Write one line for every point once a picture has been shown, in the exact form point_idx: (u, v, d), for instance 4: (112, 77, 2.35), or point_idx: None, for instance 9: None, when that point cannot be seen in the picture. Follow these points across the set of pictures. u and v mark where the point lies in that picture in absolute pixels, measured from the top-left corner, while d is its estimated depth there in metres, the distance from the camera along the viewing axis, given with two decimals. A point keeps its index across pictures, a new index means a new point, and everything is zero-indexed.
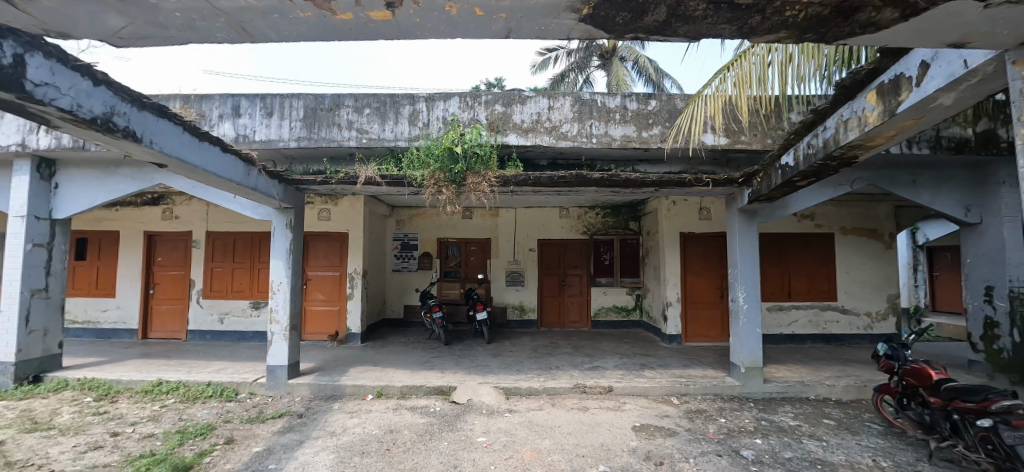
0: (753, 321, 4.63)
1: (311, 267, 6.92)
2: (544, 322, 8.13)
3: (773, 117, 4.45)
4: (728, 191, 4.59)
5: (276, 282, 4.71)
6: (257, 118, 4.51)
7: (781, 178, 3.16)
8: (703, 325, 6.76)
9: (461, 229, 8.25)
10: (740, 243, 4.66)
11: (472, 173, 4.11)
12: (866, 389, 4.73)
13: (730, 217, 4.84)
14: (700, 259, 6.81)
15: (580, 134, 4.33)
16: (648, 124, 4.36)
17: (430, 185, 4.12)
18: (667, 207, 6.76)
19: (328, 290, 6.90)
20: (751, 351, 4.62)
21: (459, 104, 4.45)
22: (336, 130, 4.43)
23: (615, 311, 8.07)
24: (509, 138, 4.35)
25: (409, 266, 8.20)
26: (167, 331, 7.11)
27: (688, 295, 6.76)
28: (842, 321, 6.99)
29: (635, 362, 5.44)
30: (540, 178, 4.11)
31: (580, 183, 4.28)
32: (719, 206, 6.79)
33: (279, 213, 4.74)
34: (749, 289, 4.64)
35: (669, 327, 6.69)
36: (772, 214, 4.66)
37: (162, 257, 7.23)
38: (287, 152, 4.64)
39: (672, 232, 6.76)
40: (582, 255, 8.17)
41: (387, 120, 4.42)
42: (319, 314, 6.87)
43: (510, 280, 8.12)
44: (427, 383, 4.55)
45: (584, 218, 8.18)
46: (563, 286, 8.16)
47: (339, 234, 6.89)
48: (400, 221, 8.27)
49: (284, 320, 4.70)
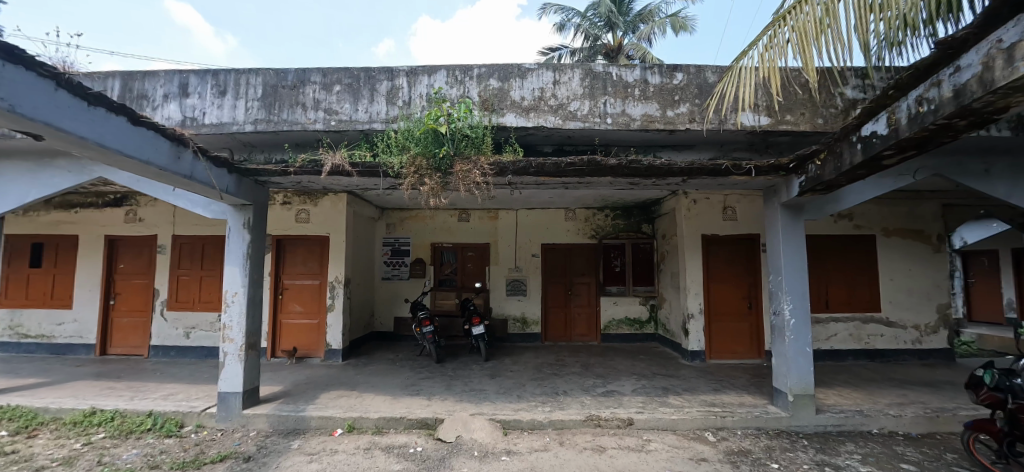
0: (803, 339, 3.84)
1: (288, 275, 6.19)
2: (548, 336, 7.33)
3: (822, 94, 3.74)
4: (770, 182, 3.82)
5: (231, 292, 3.96)
6: (208, 97, 3.82)
7: (862, 154, 2.39)
8: (729, 340, 5.95)
9: (457, 233, 7.51)
10: (784, 244, 3.89)
11: (461, 158, 3.37)
12: (939, 420, 3.90)
13: (771, 213, 4.06)
14: (724, 265, 6.03)
15: (592, 112, 3.58)
16: (673, 101, 3.61)
17: (409, 174, 3.37)
18: (686, 206, 5.99)
19: (306, 301, 6.14)
20: (799, 375, 3.82)
21: (447, 78, 3.72)
22: (299, 110, 3.71)
23: (628, 323, 7.28)
24: (507, 118, 3.59)
25: (400, 274, 7.45)
26: (128, 347, 6.38)
27: (711, 306, 5.96)
28: (887, 335, 6.16)
29: (656, 386, 4.64)
30: (543, 164, 3.37)
31: (592, 173, 3.53)
32: (746, 205, 6.03)
33: (236, 211, 4.01)
34: (797, 301, 3.86)
35: (691, 342, 5.88)
36: (821, 209, 3.89)
37: (125, 264, 6.52)
38: (247, 140, 3.95)
39: (693, 234, 5.98)
40: (591, 261, 7.40)
41: (360, 98, 3.70)
42: (296, 328, 6.11)
43: (511, 289, 7.35)
44: (409, 415, 3.77)
45: (592, 220, 7.43)
46: (569, 296, 7.38)
47: (320, 237, 6.16)
48: (391, 224, 7.54)
49: (239, 338, 3.94)
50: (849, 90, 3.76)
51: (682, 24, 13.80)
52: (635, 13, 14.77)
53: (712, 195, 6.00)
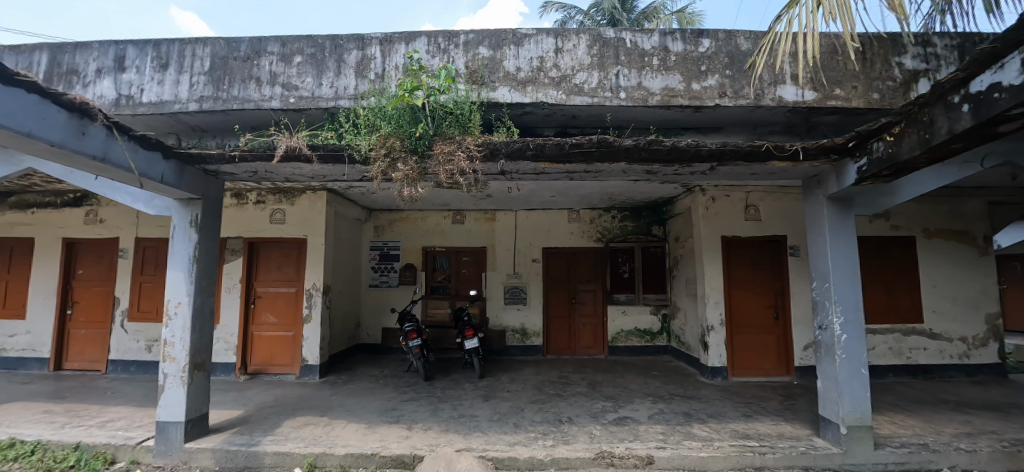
0: (857, 359, 3.20)
1: (261, 282, 5.58)
2: (551, 348, 6.67)
3: (877, 63, 3.13)
4: (815, 169, 3.20)
5: (174, 302, 3.35)
6: (147, 72, 3.24)
7: (976, 115, 1.78)
8: (754, 354, 5.29)
9: (450, 236, 6.89)
10: (831, 245, 3.26)
11: (442, 138, 2.76)
12: (1021, 456, 3.23)
13: (813, 208, 3.44)
14: (747, 271, 5.39)
15: (602, 85, 2.98)
16: (700, 72, 3.00)
17: (378, 159, 2.74)
18: (704, 204, 5.37)
19: (280, 311, 5.51)
20: (854, 403, 3.17)
21: (427, 46, 3.14)
22: (252, 86, 3.12)
23: (637, 335, 6.64)
24: (499, 92, 2.99)
25: (388, 281, 6.83)
26: (86, 362, 5.77)
27: (733, 317, 5.31)
28: (931, 349, 5.49)
29: (675, 411, 3.99)
30: (543, 146, 2.76)
31: (603, 160, 2.92)
32: (770, 203, 5.41)
33: (182, 206, 3.41)
34: (849, 313, 3.22)
35: (712, 358, 5.22)
36: (874, 202, 3.27)
37: (85, 270, 5.94)
38: (194, 122, 3.36)
39: (712, 236, 5.34)
40: (596, 267, 6.77)
41: (325, 71, 3.10)
42: (269, 341, 5.47)
43: (509, 297, 6.71)
44: (382, 451, 3.13)
45: (597, 222, 6.81)
46: (573, 305, 6.73)
47: (297, 240, 5.55)
48: (379, 227, 6.95)
49: (182, 358, 3.31)
50: (908, 59, 3.15)
51: (690, 21, 13.28)
52: (640, 11, 14.27)
53: (732, 192, 5.38)
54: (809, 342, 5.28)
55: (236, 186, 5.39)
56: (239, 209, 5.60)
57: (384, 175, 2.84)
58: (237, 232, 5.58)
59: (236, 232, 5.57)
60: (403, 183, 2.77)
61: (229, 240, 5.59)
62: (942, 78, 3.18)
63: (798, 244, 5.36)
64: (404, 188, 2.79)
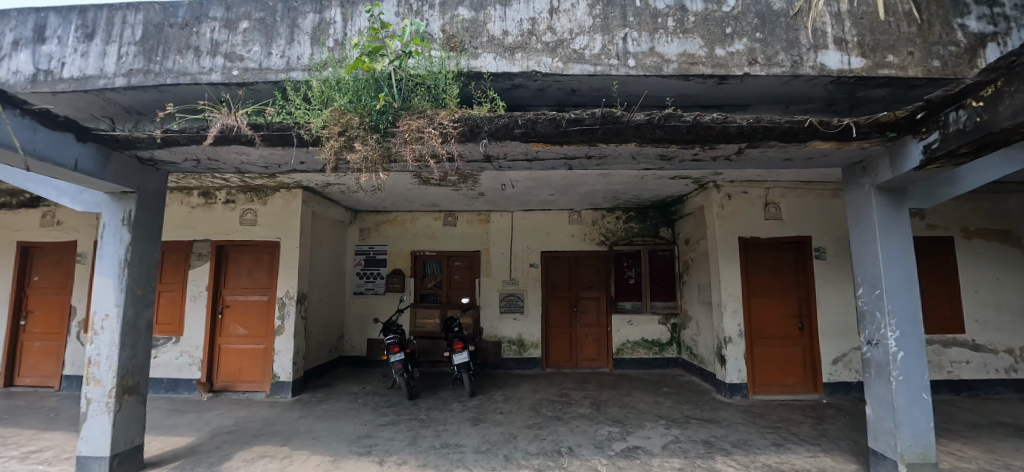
0: (917, 383, 2.65)
1: (229, 290, 5.06)
2: (550, 361, 6.12)
3: (936, 25, 2.61)
4: (863, 153, 2.68)
5: (101, 315, 2.83)
6: (70, 43, 2.76)
7: None
8: (777, 370, 4.73)
9: (441, 239, 6.38)
10: (882, 245, 2.73)
11: (409, 112, 2.24)
12: None
13: (857, 201, 2.91)
14: (768, 275, 4.86)
15: (607, 51, 2.47)
16: (724, 35, 2.50)
17: (330, 138, 2.22)
18: (718, 202, 4.84)
19: (251, 322, 4.99)
20: (916, 436, 2.61)
21: (397, 7, 2.65)
22: (190, 56, 2.62)
23: (645, 346, 6.09)
24: (482, 60, 2.49)
25: (374, 288, 6.32)
26: (39, 377, 5.25)
27: (753, 327, 4.76)
28: (974, 362, 4.91)
29: (693, 439, 3.43)
30: (536, 122, 2.25)
31: (609, 142, 2.40)
32: (791, 201, 4.89)
33: (114, 200, 2.91)
34: (906, 326, 2.68)
35: (730, 373, 4.65)
36: (930, 192, 2.75)
37: (41, 276, 5.43)
38: (128, 102, 2.87)
39: (729, 237, 4.80)
40: (599, 272, 6.24)
41: (277, 37, 2.61)
42: (237, 355, 4.95)
43: (505, 306, 6.17)
44: None
45: (600, 224, 6.29)
46: (574, 313, 6.19)
47: (269, 243, 5.03)
48: (365, 229, 6.45)
49: (108, 380, 2.78)
50: (972, 20, 2.63)
51: None
52: None
53: (750, 189, 4.86)
54: (839, 355, 4.72)
55: (202, 183, 4.89)
56: (207, 209, 5.11)
57: (338, 156, 2.30)
58: (204, 235, 5.08)
59: (203, 234, 5.08)
60: (360, 167, 2.24)
61: (195, 243, 5.09)
62: (1015, 42, 2.63)
63: (824, 246, 4.83)
64: (363, 173, 2.26)
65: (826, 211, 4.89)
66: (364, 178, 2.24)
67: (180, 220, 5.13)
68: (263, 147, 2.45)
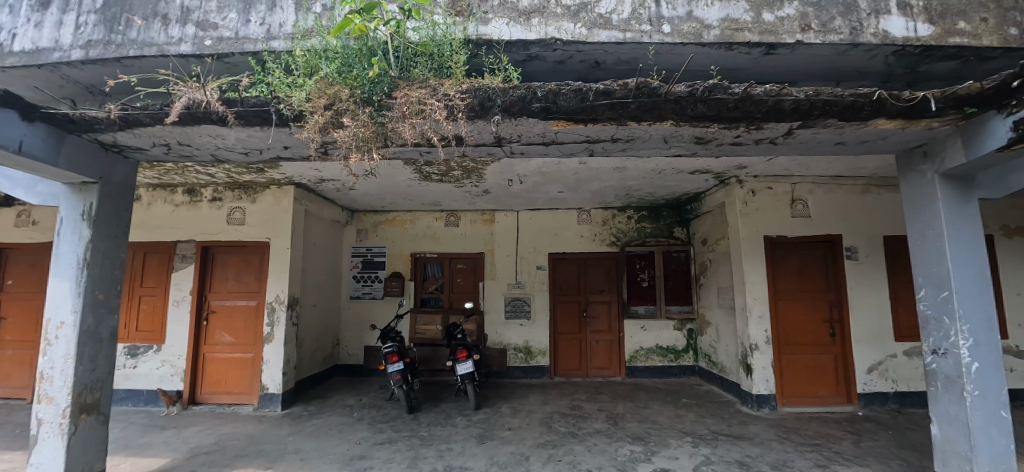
0: (994, 398, 2.30)
1: (215, 294, 4.70)
2: (559, 370, 5.76)
3: None
4: (929, 135, 2.34)
5: (56, 322, 2.48)
6: (22, 12, 2.41)
7: None
8: (806, 379, 4.38)
9: (442, 240, 6.03)
10: (950, 241, 2.38)
11: (408, 82, 1.91)
12: None
13: (917, 190, 2.57)
14: (796, 277, 4.50)
15: (638, 15, 2.15)
16: None
17: (315, 113, 1.87)
18: (742, 199, 4.49)
19: (237, 329, 4.62)
20: (996, 460, 2.26)
21: None
22: (157, 25, 2.29)
23: (659, 353, 5.73)
24: (492, 25, 2.16)
25: (372, 292, 5.96)
26: (9, 389, 4.87)
27: (781, 333, 4.40)
28: (1018, 371, 4.55)
29: (726, 460, 3.07)
30: (558, 94, 1.91)
31: (641, 121, 2.06)
32: (820, 197, 4.56)
33: (74, 192, 2.56)
34: (980, 333, 2.33)
35: (757, 383, 4.29)
36: (1003, 180, 2.41)
37: (14, 280, 5.06)
38: (88, 79, 2.53)
39: (754, 236, 4.45)
40: (610, 275, 5.88)
41: (256, 4, 2.28)
42: (224, 364, 4.59)
43: (511, 311, 5.81)
44: None
45: (611, 224, 5.94)
46: (584, 319, 5.83)
47: (257, 244, 4.67)
48: (362, 230, 6.10)
49: (62, 397, 2.43)
50: None
51: None
52: None
53: (775, 184, 4.52)
54: (873, 364, 4.37)
55: (186, 180, 4.55)
56: (192, 208, 4.77)
57: (324, 136, 1.96)
58: (189, 235, 4.73)
59: (187, 234, 4.73)
60: (349, 147, 1.89)
61: (179, 244, 4.74)
62: None
63: (856, 245, 4.49)
64: (352, 154, 1.91)
65: (856, 208, 4.56)
66: (353, 160, 1.89)
67: (163, 220, 4.78)
68: (239, 128, 2.12)
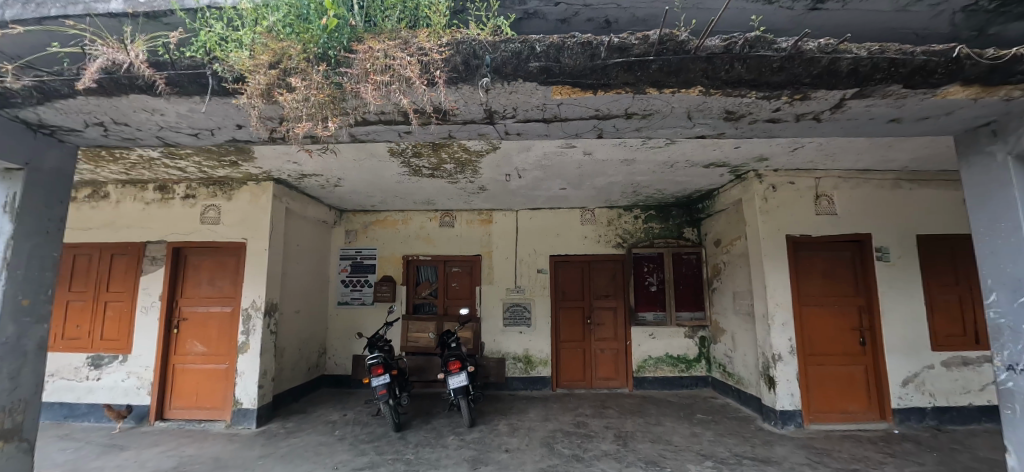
0: None
1: (187, 299, 4.32)
2: (561, 381, 5.35)
3: None
4: (1005, 108, 1.96)
5: None
6: None
7: None
8: (835, 393, 3.97)
9: (437, 242, 5.64)
10: None
11: (373, 35, 1.58)
12: None
13: (984, 176, 2.18)
14: (822, 281, 4.11)
15: None
16: None
17: (257, 73, 1.52)
18: (762, 194, 4.10)
19: (210, 337, 4.23)
20: None
21: None
22: None
23: (669, 363, 5.32)
24: None
25: (361, 298, 5.57)
26: None
27: (806, 342, 3.99)
28: None
29: None
30: (561, 48, 1.55)
31: (663, 87, 1.68)
32: (846, 193, 4.17)
33: None
34: None
35: (781, 398, 3.87)
36: None
37: None
38: (12, 48, 2.17)
39: (775, 235, 4.05)
40: (616, 279, 5.49)
41: None
42: (195, 376, 4.19)
43: (510, 318, 5.42)
44: None
45: (616, 224, 5.56)
46: (589, 326, 5.42)
47: (233, 245, 4.29)
48: (351, 231, 5.73)
49: None
50: None
51: None
52: None
53: (798, 179, 4.14)
54: (908, 376, 3.96)
55: (156, 175, 4.19)
56: (164, 206, 4.40)
57: (271, 105, 1.62)
58: (159, 235, 4.36)
59: (157, 234, 4.36)
60: (295, 115, 1.54)
61: (149, 245, 4.38)
62: None
63: (887, 245, 4.10)
64: (299, 124, 1.56)
65: (886, 204, 4.17)
66: (300, 129, 1.53)
67: (133, 219, 4.42)
68: (177, 99, 1.76)
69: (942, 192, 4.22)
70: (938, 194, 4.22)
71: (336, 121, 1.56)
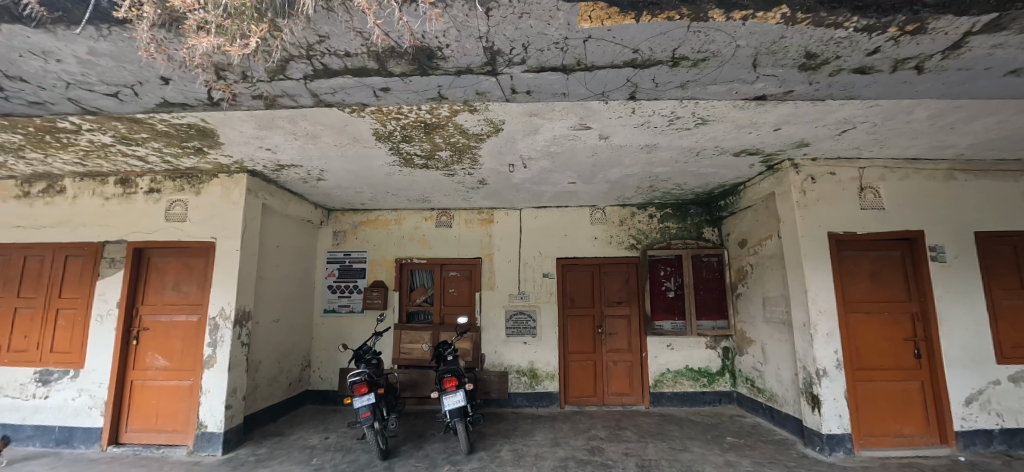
0: None
1: (148, 307, 3.82)
2: (570, 397, 4.83)
3: None
4: None
5: None
6: None
7: None
8: (887, 412, 3.45)
9: (433, 243, 5.15)
10: None
11: None
12: None
13: None
14: (869, 284, 3.61)
15: None
16: None
17: None
18: (800, 186, 3.61)
19: (173, 350, 3.72)
20: None
21: None
22: None
23: (689, 377, 4.80)
24: None
25: (349, 305, 5.07)
26: None
27: (853, 354, 3.49)
28: None
29: None
30: None
31: (733, 8, 1.21)
32: (895, 185, 3.68)
33: None
34: None
35: (828, 420, 3.35)
36: None
37: None
38: None
39: (815, 233, 3.56)
40: (630, 284, 4.99)
41: None
42: (155, 394, 3.68)
43: (513, 327, 4.91)
44: None
45: (629, 223, 5.07)
46: (600, 336, 4.91)
47: (201, 246, 3.80)
48: (339, 232, 5.24)
49: None
50: None
51: None
52: None
53: (839, 169, 3.66)
54: (971, 393, 3.45)
55: (115, 166, 3.72)
56: (125, 201, 3.92)
57: (177, 35, 1.33)
58: (120, 234, 3.88)
59: (117, 233, 3.88)
60: (199, 30, 1.32)
61: (108, 245, 3.89)
62: None
63: (942, 243, 3.61)
64: (206, 39, 1.34)
65: (940, 197, 3.68)
66: (204, 45, 1.32)
67: (90, 216, 3.94)
68: (70, 35, 1.35)
69: (1002, 184, 3.74)
70: (998, 186, 3.73)
71: (260, 33, 1.28)
